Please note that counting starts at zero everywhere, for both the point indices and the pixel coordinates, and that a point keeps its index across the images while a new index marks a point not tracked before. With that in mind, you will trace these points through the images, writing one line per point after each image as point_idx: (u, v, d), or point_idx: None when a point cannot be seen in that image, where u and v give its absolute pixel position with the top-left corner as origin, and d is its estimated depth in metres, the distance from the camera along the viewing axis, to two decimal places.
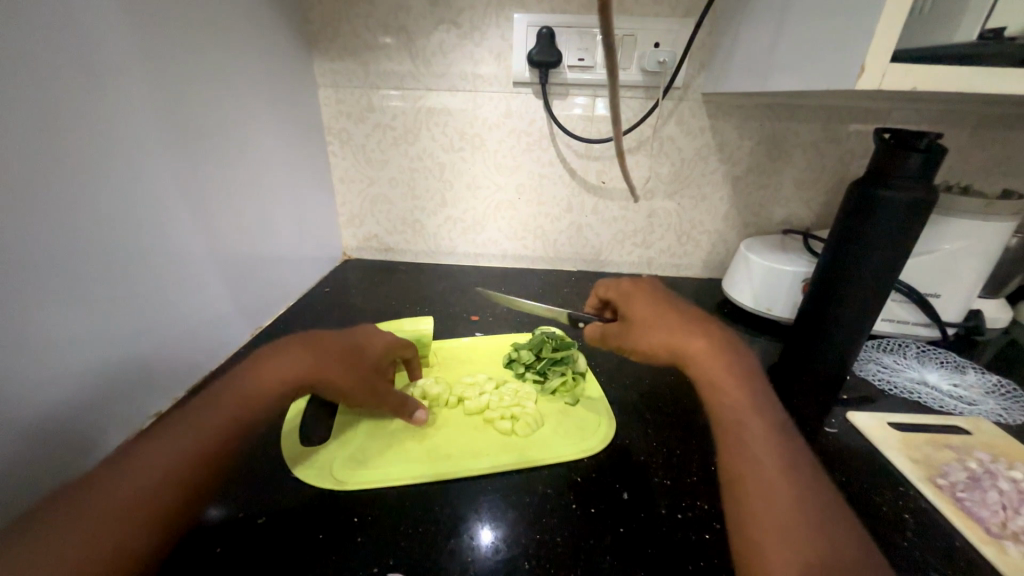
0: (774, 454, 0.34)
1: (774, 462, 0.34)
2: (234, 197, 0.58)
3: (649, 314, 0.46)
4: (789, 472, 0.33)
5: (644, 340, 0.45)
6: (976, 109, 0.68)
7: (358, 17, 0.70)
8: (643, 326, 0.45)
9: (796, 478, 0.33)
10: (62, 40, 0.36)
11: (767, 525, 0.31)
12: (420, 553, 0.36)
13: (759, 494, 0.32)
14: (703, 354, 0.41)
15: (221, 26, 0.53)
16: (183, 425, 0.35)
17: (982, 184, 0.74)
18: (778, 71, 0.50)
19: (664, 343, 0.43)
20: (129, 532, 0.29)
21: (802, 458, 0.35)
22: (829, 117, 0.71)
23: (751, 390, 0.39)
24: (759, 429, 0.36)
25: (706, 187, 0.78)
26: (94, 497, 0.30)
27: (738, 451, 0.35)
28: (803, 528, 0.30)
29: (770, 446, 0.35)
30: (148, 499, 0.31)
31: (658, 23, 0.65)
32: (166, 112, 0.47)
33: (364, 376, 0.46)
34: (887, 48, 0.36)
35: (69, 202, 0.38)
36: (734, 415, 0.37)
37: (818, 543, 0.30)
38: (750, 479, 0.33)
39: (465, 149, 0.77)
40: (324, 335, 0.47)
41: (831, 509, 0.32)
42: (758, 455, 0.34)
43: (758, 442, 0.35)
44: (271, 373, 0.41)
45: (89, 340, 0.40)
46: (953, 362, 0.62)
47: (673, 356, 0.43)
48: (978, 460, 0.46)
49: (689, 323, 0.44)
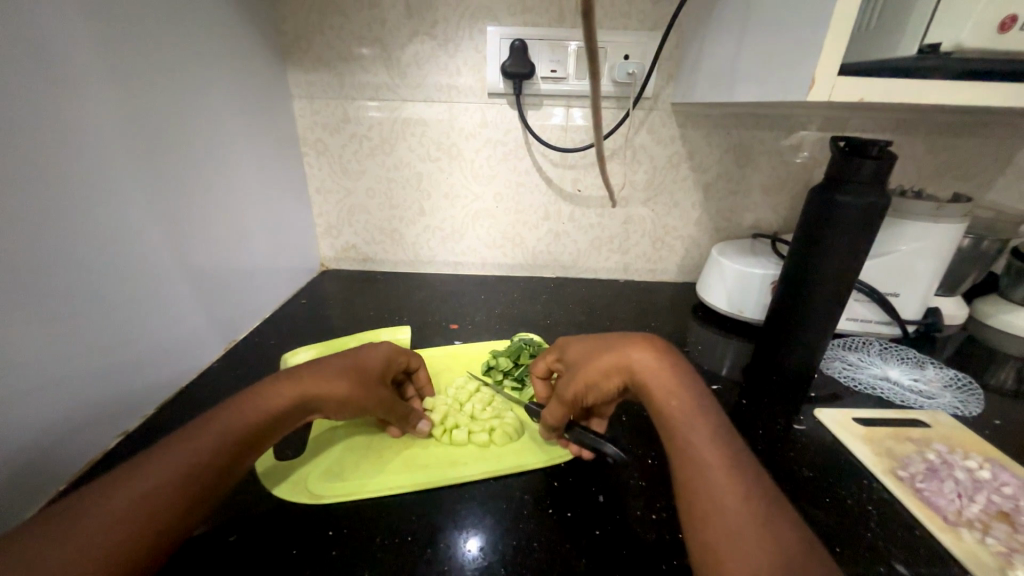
0: (719, 452, 0.35)
1: (720, 462, 0.35)
2: (207, 208, 0.57)
3: (592, 349, 0.46)
4: (735, 469, 0.34)
5: (591, 369, 0.43)
6: (926, 118, 0.72)
7: (333, 30, 0.70)
8: (587, 360, 0.45)
9: (742, 475, 0.34)
10: (27, 56, 0.36)
11: (721, 528, 0.31)
12: (396, 564, 0.36)
13: (708, 498, 0.33)
14: (644, 363, 0.42)
15: (191, 36, 0.53)
16: (181, 438, 0.35)
17: (935, 188, 0.78)
18: (740, 82, 0.52)
19: (609, 365, 0.43)
20: (120, 540, 0.29)
21: (743, 452, 0.36)
22: (791, 125, 0.74)
23: (691, 390, 0.40)
24: (702, 429, 0.37)
25: (678, 194, 0.80)
26: (85, 510, 0.29)
27: (686, 457, 0.36)
28: (751, 525, 0.31)
29: (714, 445, 0.36)
30: (139, 509, 0.30)
31: (627, 35, 0.68)
32: (135, 124, 0.46)
33: (372, 389, 0.45)
34: (834, 63, 0.39)
35: (36, 217, 0.37)
36: (680, 419, 0.38)
37: (767, 536, 0.30)
38: (699, 482, 0.34)
39: (442, 159, 0.78)
40: (329, 358, 0.46)
41: (775, 500, 0.33)
42: (704, 457, 0.35)
43: (703, 442, 0.36)
44: (272, 390, 0.41)
45: (57, 357, 0.39)
46: (914, 358, 0.64)
47: (620, 374, 0.43)
48: (937, 451, 0.48)
49: (627, 341, 0.44)
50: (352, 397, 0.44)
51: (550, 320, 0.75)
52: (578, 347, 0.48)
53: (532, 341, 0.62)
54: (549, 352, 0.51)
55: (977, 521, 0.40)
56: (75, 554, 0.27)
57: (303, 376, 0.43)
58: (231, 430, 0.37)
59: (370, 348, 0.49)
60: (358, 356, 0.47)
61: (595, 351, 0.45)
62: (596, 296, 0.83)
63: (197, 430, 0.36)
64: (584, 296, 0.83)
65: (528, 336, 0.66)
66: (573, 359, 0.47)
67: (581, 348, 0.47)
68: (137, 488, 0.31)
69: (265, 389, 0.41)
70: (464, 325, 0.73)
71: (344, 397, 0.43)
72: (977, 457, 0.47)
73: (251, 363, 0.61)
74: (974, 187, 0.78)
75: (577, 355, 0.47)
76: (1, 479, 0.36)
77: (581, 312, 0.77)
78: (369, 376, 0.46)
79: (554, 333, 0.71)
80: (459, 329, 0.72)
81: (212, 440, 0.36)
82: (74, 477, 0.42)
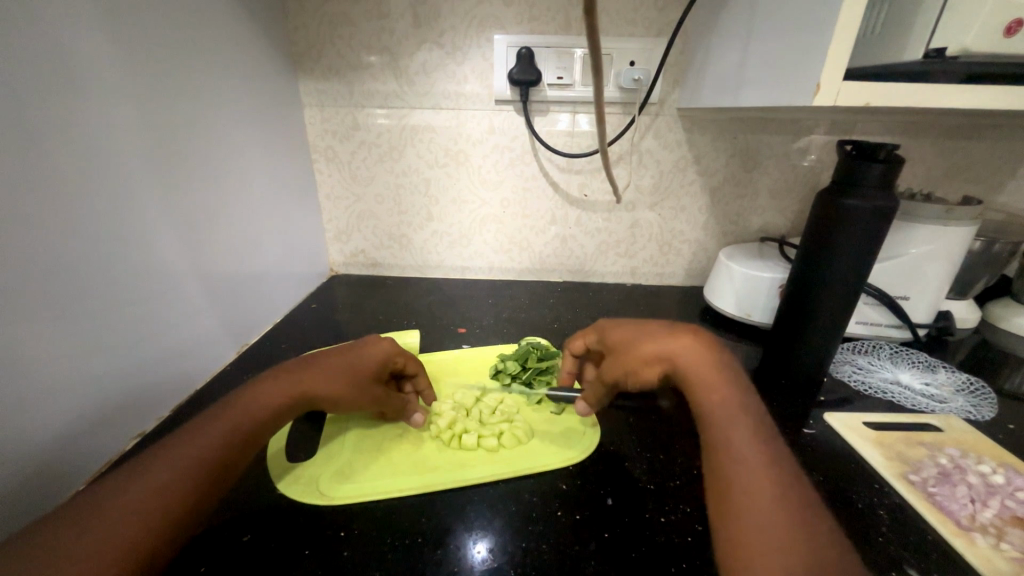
0: (760, 452, 0.36)
1: (761, 459, 0.35)
2: (219, 214, 0.58)
3: (632, 336, 0.49)
4: (775, 469, 0.35)
5: (633, 356, 0.47)
6: (935, 121, 0.72)
7: (343, 39, 0.71)
8: (629, 347, 0.48)
9: (777, 473, 0.34)
10: (45, 67, 0.37)
11: (752, 522, 0.32)
12: (406, 565, 0.36)
13: (743, 491, 0.34)
14: (687, 356, 0.44)
15: (203, 47, 0.54)
16: (188, 434, 0.36)
17: (945, 191, 0.78)
18: (745, 87, 0.53)
19: (652, 354, 0.46)
20: (133, 534, 0.30)
21: (786, 456, 0.36)
22: (799, 130, 0.74)
23: (735, 388, 0.41)
24: (744, 428, 0.38)
25: (685, 198, 0.80)
26: (103, 503, 0.31)
27: (724, 449, 0.37)
28: (784, 524, 0.31)
29: (754, 444, 0.36)
30: (153, 504, 0.32)
31: (632, 42, 0.68)
32: (149, 132, 0.47)
33: (364, 389, 0.46)
34: (837, 68, 0.39)
35: (55, 225, 0.38)
36: (721, 415, 0.39)
37: (801, 536, 0.30)
38: (733, 476, 0.35)
39: (450, 166, 0.79)
40: (329, 354, 0.47)
41: (815, 507, 0.32)
42: (743, 453, 0.36)
43: (744, 439, 0.37)
44: (270, 386, 0.42)
45: (73, 359, 0.40)
46: (925, 362, 0.64)
47: (661, 362, 0.45)
48: (949, 455, 0.47)
49: (670, 333, 0.47)
50: (343, 395, 0.45)
51: (558, 323, 0.75)
52: (619, 332, 0.51)
53: (541, 345, 0.63)
54: (589, 332, 0.55)
55: (990, 526, 0.40)
56: (91, 546, 0.29)
57: (305, 372, 0.44)
58: (244, 426, 0.39)
59: (369, 344, 0.49)
60: (354, 352, 0.48)
61: (639, 337, 0.48)
62: (603, 301, 0.83)
63: (204, 428, 0.37)
64: (592, 300, 0.84)
65: (535, 340, 0.66)
66: (614, 343, 0.50)
67: (620, 333, 0.50)
68: (153, 482, 0.33)
69: (268, 387, 0.42)
70: (472, 329, 0.74)
71: (336, 396, 0.45)
72: (991, 462, 0.46)
73: (262, 367, 0.62)
74: (984, 190, 0.77)
75: (619, 339, 0.50)
76: (23, 476, 0.37)
77: (588, 316, 0.78)
78: (362, 373, 0.47)
79: (562, 337, 0.71)
80: (467, 333, 0.72)
81: (223, 436, 0.37)
82: (91, 477, 0.43)
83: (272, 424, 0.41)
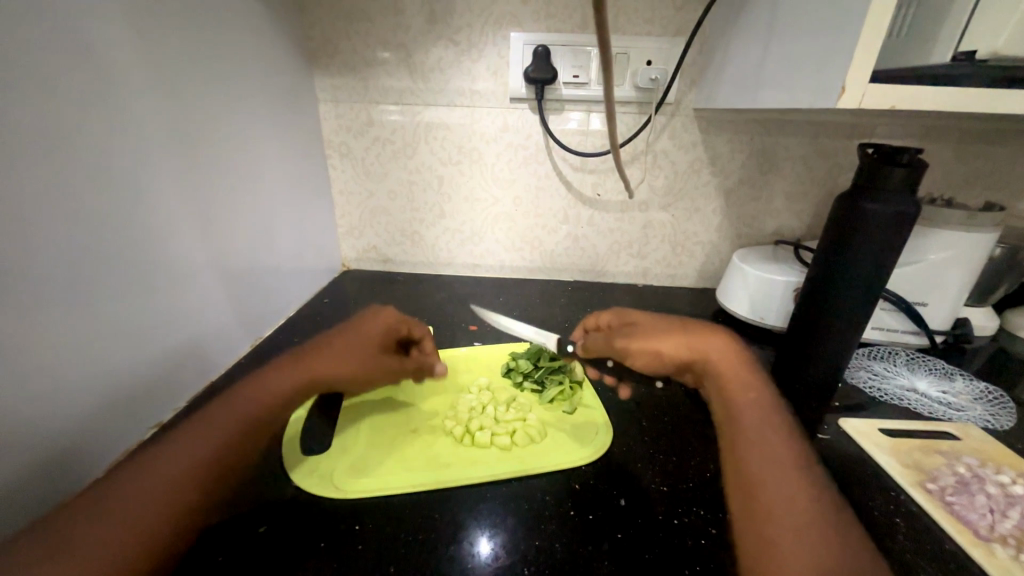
0: (789, 456, 0.38)
1: (789, 463, 0.38)
2: (236, 208, 0.59)
3: (661, 326, 0.55)
4: (803, 473, 0.37)
5: (659, 341, 0.54)
6: (957, 125, 0.71)
7: (359, 35, 0.72)
8: (652, 334, 0.55)
9: (807, 478, 0.37)
10: (69, 61, 0.38)
11: (778, 513, 0.34)
12: (420, 560, 0.36)
13: (770, 486, 0.36)
14: (722, 361, 0.50)
15: (222, 41, 0.55)
16: (195, 425, 0.37)
17: (966, 196, 0.76)
18: (764, 88, 0.52)
19: (683, 345, 0.52)
20: (155, 522, 0.31)
21: (814, 466, 0.38)
22: (817, 132, 0.73)
23: (769, 401, 0.45)
24: (773, 434, 0.40)
25: (699, 199, 0.80)
26: (119, 493, 0.31)
27: (753, 447, 0.40)
28: (810, 523, 0.33)
29: (783, 449, 0.39)
30: (169, 495, 0.33)
31: (649, 42, 0.68)
32: (168, 125, 0.48)
33: (375, 362, 0.52)
34: (864, 71, 0.39)
35: (75, 220, 0.39)
36: (751, 420, 0.42)
37: (826, 535, 0.32)
38: (761, 472, 0.37)
39: (463, 163, 0.79)
40: (340, 334, 0.51)
41: (838, 513, 0.34)
42: (772, 454, 0.38)
43: (773, 443, 0.39)
44: (281, 373, 0.44)
45: (87, 349, 0.41)
46: (942, 369, 0.63)
47: (691, 356, 0.52)
48: (967, 465, 0.47)
49: (699, 331, 0.53)
50: (360, 371, 0.51)
51: (569, 323, 0.75)
52: (647, 319, 0.57)
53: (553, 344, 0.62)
54: (611, 314, 0.60)
55: (1010, 537, 0.39)
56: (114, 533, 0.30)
57: (320, 356, 0.48)
58: (254, 413, 0.40)
59: (372, 318, 0.54)
60: (360, 329, 0.52)
61: (663, 328, 0.55)
62: (614, 301, 0.83)
63: (208, 417, 0.38)
64: (603, 300, 0.83)
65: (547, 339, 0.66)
66: (637, 327, 0.57)
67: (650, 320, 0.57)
68: (168, 472, 0.34)
69: (275, 372, 0.44)
70: (483, 327, 0.74)
71: (355, 372, 0.50)
72: (1010, 472, 0.46)
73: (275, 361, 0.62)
74: (1006, 196, 0.76)
75: (645, 324, 0.56)
76: (41, 463, 0.38)
77: None
78: (372, 347, 0.52)
79: None
80: (478, 331, 0.72)
81: (237, 422, 0.39)
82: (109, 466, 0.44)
83: (289, 405, 0.44)
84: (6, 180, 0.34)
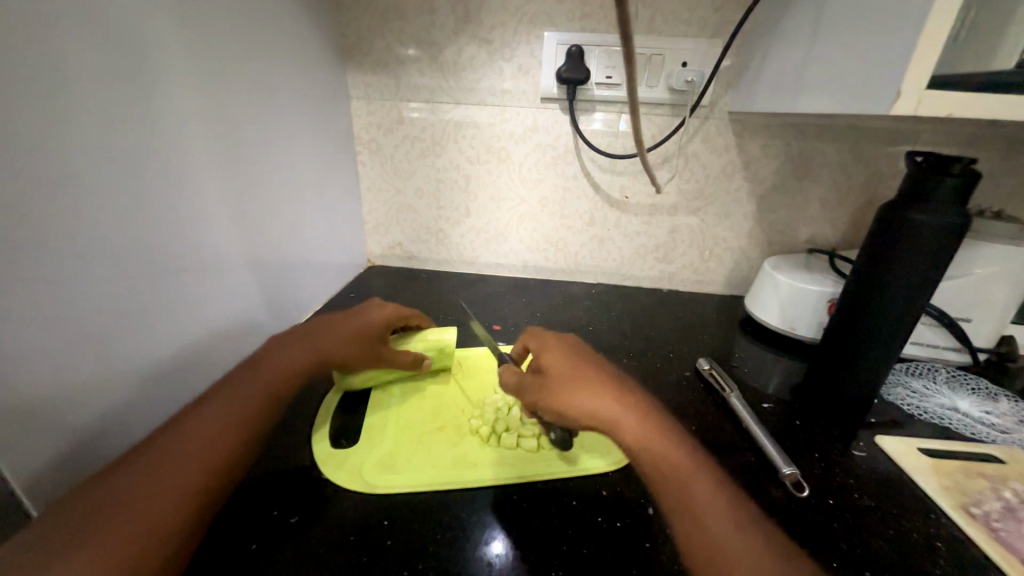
0: (728, 515, 0.36)
1: (731, 525, 0.35)
2: (270, 202, 0.60)
3: (570, 375, 0.47)
4: (748, 533, 0.35)
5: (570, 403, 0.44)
6: (1009, 134, 0.68)
7: (393, 33, 0.72)
8: (564, 390, 0.45)
9: (752, 539, 0.35)
10: (125, 56, 0.38)
11: None
12: (448, 559, 0.36)
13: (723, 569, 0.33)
14: (630, 420, 0.43)
15: (262, 37, 0.56)
16: (188, 421, 0.38)
17: (1014, 208, 0.73)
18: (807, 93, 0.51)
19: (593, 410, 0.44)
20: (163, 517, 0.31)
21: (751, 515, 0.37)
22: (857, 138, 0.71)
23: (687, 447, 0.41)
24: (706, 485, 0.38)
25: (729, 205, 0.78)
26: (126, 488, 0.32)
27: (693, 513, 0.36)
28: None
29: (720, 507, 0.37)
30: (175, 489, 0.33)
31: (686, 43, 0.67)
32: (211, 119, 0.49)
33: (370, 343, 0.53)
34: (921, 76, 0.37)
35: (125, 213, 0.39)
36: (679, 474, 0.39)
37: None
38: (711, 550, 0.34)
39: (491, 162, 0.79)
40: (331, 322, 0.53)
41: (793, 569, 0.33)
42: (712, 518, 0.36)
43: (710, 502, 0.37)
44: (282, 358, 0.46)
45: (137, 340, 0.42)
46: (985, 389, 0.60)
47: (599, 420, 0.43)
48: (1013, 490, 0.45)
49: (610, 387, 0.46)
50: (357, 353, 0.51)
51: (592, 326, 0.75)
52: (562, 364, 0.48)
53: None
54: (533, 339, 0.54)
55: None
56: (127, 526, 0.30)
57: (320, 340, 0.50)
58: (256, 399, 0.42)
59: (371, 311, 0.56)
60: (361, 317, 0.55)
61: (575, 380, 0.46)
62: (638, 305, 0.82)
63: (205, 411, 0.39)
64: (627, 304, 0.82)
65: None
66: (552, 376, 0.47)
67: (563, 368, 0.48)
68: (168, 466, 0.34)
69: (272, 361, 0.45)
70: (507, 327, 0.74)
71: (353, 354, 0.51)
72: None
73: None
74: None
75: (558, 373, 0.47)
76: None
77: (623, 321, 0.77)
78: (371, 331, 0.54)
79: (596, 340, 0.70)
80: (501, 330, 0.72)
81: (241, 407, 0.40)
82: None
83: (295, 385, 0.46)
84: (72, 175, 0.35)
